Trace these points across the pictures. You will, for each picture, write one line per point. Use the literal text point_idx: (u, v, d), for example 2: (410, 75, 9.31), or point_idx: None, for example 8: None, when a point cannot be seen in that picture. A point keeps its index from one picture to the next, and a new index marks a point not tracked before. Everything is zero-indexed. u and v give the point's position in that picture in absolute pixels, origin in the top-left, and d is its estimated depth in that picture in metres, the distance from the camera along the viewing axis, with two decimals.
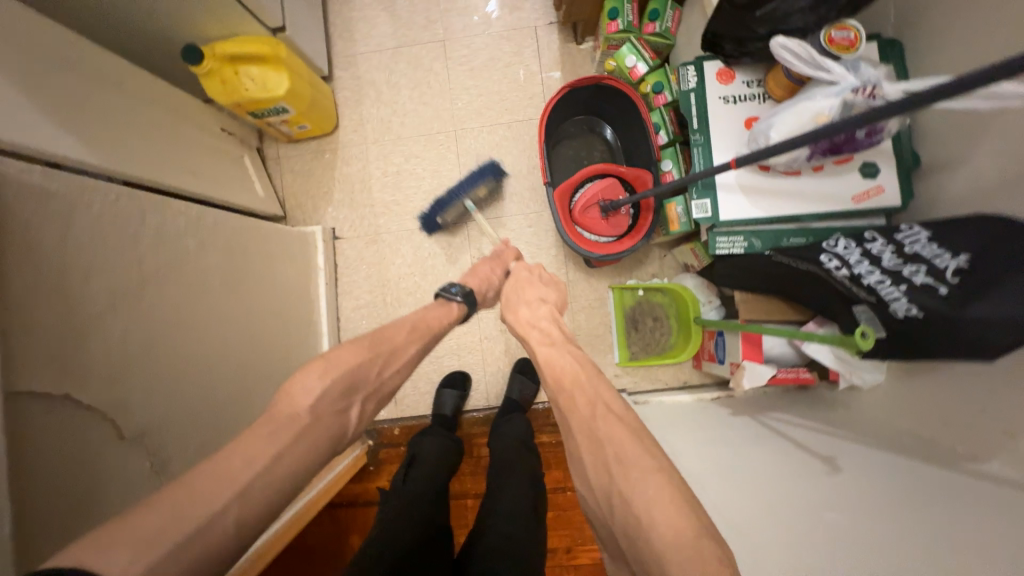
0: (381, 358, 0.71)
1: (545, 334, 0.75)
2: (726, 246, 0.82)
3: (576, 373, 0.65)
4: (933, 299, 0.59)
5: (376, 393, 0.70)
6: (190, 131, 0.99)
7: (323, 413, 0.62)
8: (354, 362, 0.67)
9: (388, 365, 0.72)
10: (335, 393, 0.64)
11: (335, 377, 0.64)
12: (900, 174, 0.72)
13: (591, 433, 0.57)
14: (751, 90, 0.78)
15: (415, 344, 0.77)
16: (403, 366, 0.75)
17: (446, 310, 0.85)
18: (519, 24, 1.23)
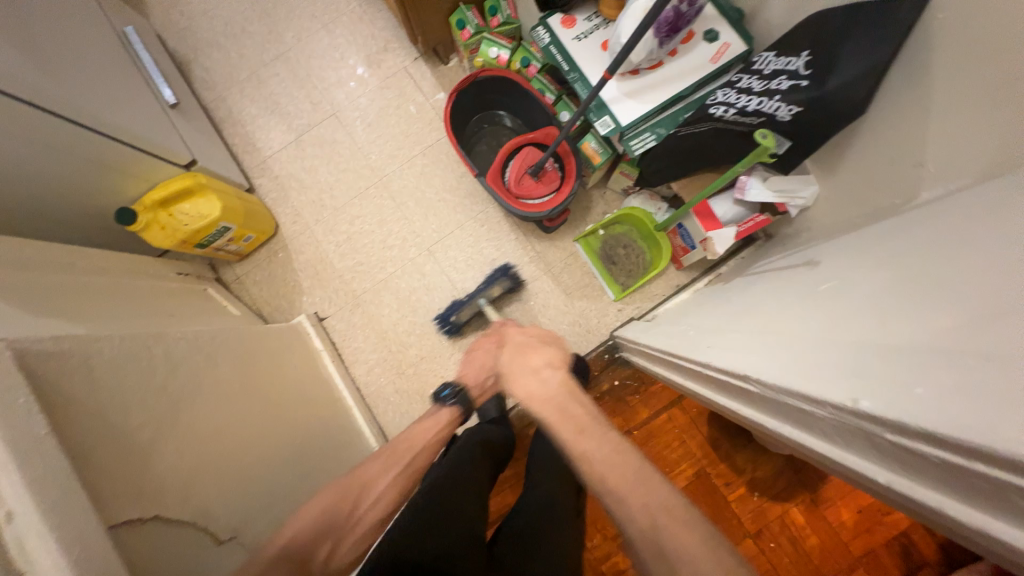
0: (351, 495, 0.70)
1: (563, 420, 0.62)
2: (640, 146, 0.93)
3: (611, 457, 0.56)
4: (802, 92, 0.71)
5: (349, 536, 0.67)
6: (151, 282, 1.05)
7: (293, 557, 0.61)
8: (325, 504, 0.67)
9: (360, 505, 0.70)
10: (306, 536, 0.63)
11: (305, 520, 0.64)
12: (734, 27, 0.87)
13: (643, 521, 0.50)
14: (593, 23, 0.92)
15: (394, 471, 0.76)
16: (384, 493, 0.74)
17: (437, 420, 0.87)
18: (391, 71, 1.37)
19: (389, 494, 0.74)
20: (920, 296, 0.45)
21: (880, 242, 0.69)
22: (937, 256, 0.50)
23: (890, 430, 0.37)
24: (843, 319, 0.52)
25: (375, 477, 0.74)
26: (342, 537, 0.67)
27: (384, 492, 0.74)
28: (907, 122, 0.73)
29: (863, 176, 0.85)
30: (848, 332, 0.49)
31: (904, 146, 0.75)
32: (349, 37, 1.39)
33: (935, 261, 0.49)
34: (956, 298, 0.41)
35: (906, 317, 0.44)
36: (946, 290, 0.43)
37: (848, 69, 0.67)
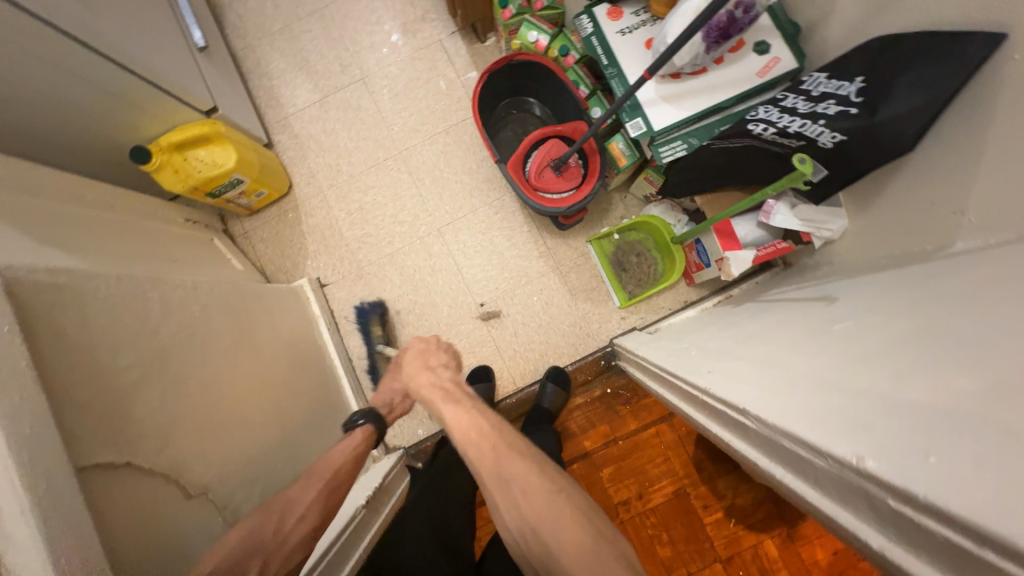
0: (263, 512, 0.67)
1: (446, 391, 0.72)
2: (669, 154, 0.89)
3: (476, 427, 0.64)
4: (850, 120, 0.67)
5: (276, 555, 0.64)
6: (158, 225, 1.04)
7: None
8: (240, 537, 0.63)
9: (285, 525, 0.67)
10: (226, 564, 0.59)
11: (223, 552, 0.60)
12: (787, 42, 0.82)
13: (500, 482, 0.58)
14: (640, 18, 0.88)
15: (314, 489, 0.73)
16: (306, 510, 0.70)
17: (349, 441, 0.83)
18: (425, 43, 1.34)
19: (314, 510, 0.71)
20: (945, 352, 0.43)
21: (905, 288, 0.66)
22: (967, 312, 0.46)
23: (896, 497, 0.35)
24: (855, 364, 0.49)
25: (295, 498, 0.70)
26: (268, 558, 0.64)
27: (306, 509, 0.70)
28: (955, 166, 0.69)
29: (899, 217, 0.81)
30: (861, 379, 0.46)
31: (948, 192, 0.71)
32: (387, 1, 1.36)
33: (964, 317, 0.46)
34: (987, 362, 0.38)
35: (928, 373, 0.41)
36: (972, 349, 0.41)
37: (904, 102, 0.63)
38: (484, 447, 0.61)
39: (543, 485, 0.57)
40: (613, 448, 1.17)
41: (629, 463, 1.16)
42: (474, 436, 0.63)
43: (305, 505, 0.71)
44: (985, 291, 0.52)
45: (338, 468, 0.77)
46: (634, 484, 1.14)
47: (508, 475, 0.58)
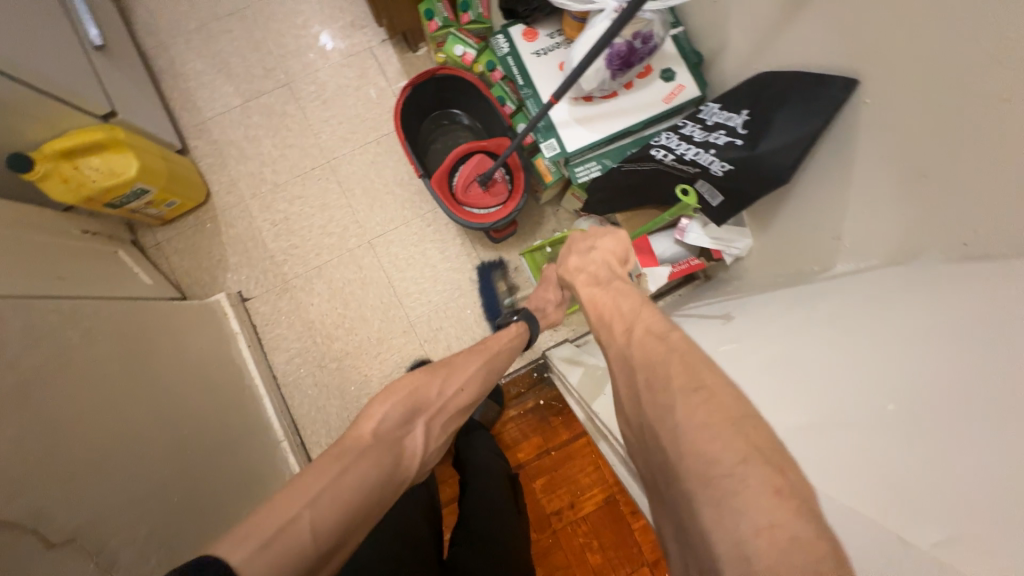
0: (436, 375, 0.65)
1: (592, 276, 0.69)
2: (585, 174, 0.91)
3: (620, 308, 0.59)
4: (735, 151, 0.73)
5: (438, 417, 0.63)
6: (47, 238, 0.96)
7: (388, 435, 0.56)
8: (411, 384, 0.62)
9: (445, 392, 0.64)
10: (397, 416, 0.58)
11: (395, 403, 0.59)
12: (690, 70, 0.86)
13: (626, 364, 0.51)
14: (555, 40, 0.89)
15: (475, 363, 0.70)
16: (465, 383, 0.67)
17: (509, 331, 0.79)
18: (355, 50, 1.30)
19: (471, 385, 0.68)
20: (799, 408, 0.52)
21: (789, 308, 0.71)
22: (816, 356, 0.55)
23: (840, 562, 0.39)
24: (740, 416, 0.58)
25: (460, 369, 0.68)
26: (431, 419, 0.62)
27: (463, 381, 0.67)
28: (829, 195, 0.75)
29: (789, 239, 0.87)
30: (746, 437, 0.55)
31: (826, 219, 0.77)
32: (314, 5, 1.31)
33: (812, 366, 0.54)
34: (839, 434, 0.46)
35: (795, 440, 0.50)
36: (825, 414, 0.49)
37: (780, 137, 0.69)
38: (617, 325, 0.56)
39: (681, 373, 0.45)
40: (544, 459, 1.17)
41: (559, 473, 1.15)
42: (612, 313, 0.59)
43: (466, 377, 0.68)
44: (842, 319, 0.57)
45: (499, 349, 0.75)
46: (565, 494, 1.13)
47: (643, 356, 0.49)
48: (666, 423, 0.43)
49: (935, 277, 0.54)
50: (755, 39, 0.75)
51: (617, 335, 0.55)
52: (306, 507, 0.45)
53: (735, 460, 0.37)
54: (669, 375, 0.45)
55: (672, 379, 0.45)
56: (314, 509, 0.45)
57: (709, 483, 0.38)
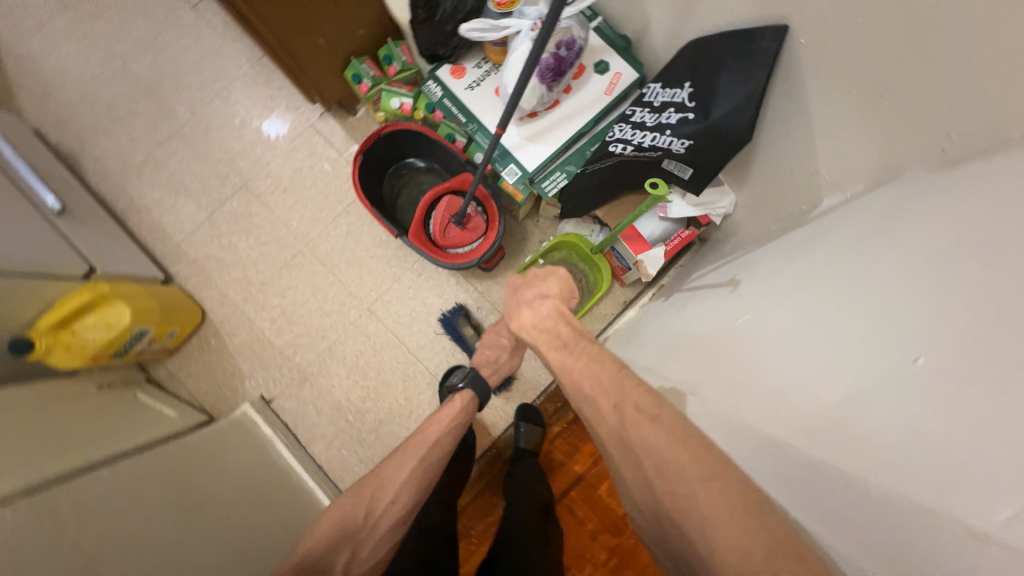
0: (363, 493, 0.67)
1: (552, 335, 0.67)
2: (552, 186, 0.91)
3: (600, 379, 0.61)
4: (690, 125, 0.73)
5: (372, 536, 0.65)
6: (71, 405, 0.97)
7: (313, 562, 0.61)
8: (339, 506, 0.66)
9: (375, 508, 0.67)
10: (323, 544, 0.63)
11: (322, 533, 0.64)
12: (622, 56, 0.85)
13: (626, 446, 0.56)
14: (483, 69, 0.89)
15: (408, 467, 0.71)
16: (400, 490, 0.69)
17: (451, 408, 0.80)
18: (298, 131, 1.31)
19: (408, 490, 0.69)
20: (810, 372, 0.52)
21: (791, 259, 0.70)
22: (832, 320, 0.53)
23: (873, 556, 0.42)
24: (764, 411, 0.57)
25: (390, 478, 0.69)
26: (364, 541, 0.65)
27: (396, 492, 0.69)
28: (794, 138, 0.74)
29: (770, 186, 0.86)
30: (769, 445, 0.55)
31: (799, 160, 0.76)
32: (246, 101, 1.32)
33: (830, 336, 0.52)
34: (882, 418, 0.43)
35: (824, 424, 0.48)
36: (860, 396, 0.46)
37: (729, 100, 0.69)
38: (602, 401, 0.59)
39: (692, 464, 0.51)
40: (602, 464, 1.15)
41: None
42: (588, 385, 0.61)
43: (398, 486, 0.69)
44: (848, 261, 0.56)
45: (438, 435, 0.76)
46: None
47: (641, 441, 0.54)
48: (691, 513, 0.49)
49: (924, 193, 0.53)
50: (675, 12, 0.75)
51: (607, 413, 0.59)
52: None
53: (760, 547, 0.45)
54: (681, 469, 0.51)
55: (678, 472, 0.51)
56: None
57: (745, 567, 0.45)
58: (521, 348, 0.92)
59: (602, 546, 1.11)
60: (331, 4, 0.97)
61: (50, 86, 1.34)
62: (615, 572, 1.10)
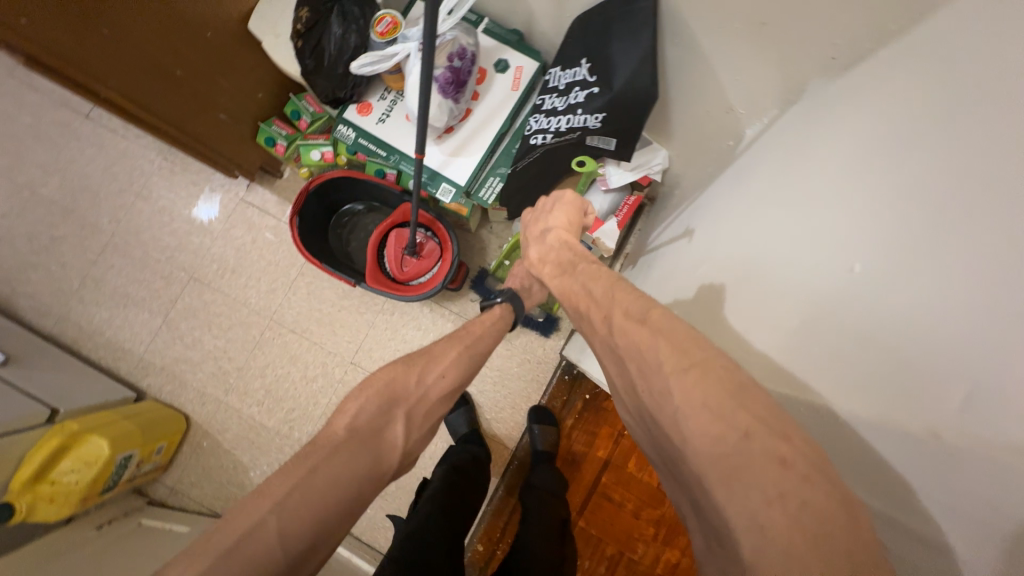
0: (416, 363, 0.60)
1: (557, 263, 0.67)
2: (490, 192, 0.90)
3: (594, 292, 0.59)
4: (598, 99, 0.74)
5: (420, 408, 0.59)
6: (72, 554, 0.92)
7: (363, 430, 0.53)
8: (387, 376, 0.58)
9: (426, 380, 0.60)
10: (373, 409, 0.55)
11: (369, 396, 0.56)
12: (518, 50, 0.86)
13: (615, 350, 0.52)
14: (388, 99, 0.88)
15: (457, 348, 0.64)
16: (448, 370, 0.62)
17: (492, 314, 0.73)
18: (229, 208, 1.27)
19: (455, 372, 0.62)
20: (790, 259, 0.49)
21: (733, 198, 0.71)
22: (819, 209, 0.48)
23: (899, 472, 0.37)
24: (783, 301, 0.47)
25: (442, 355, 0.63)
26: (412, 411, 0.58)
27: (446, 368, 0.62)
28: (702, 82, 0.75)
29: (696, 133, 0.87)
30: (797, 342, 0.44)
31: (713, 101, 0.77)
32: (169, 193, 1.27)
33: (835, 208, 0.45)
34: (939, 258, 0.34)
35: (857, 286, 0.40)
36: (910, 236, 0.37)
37: (626, 66, 0.70)
38: (595, 313, 0.57)
39: (671, 355, 0.45)
40: (623, 441, 1.15)
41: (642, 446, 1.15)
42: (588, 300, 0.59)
43: (449, 363, 0.62)
44: (789, 183, 0.56)
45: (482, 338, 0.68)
46: None
47: (626, 342, 0.50)
48: (666, 407, 0.44)
49: (846, 101, 0.53)
50: None
51: (598, 321, 0.56)
52: (271, 511, 0.45)
53: (737, 432, 0.38)
54: (659, 359, 0.46)
55: (654, 361, 0.46)
56: (279, 516, 0.45)
57: (714, 453, 0.39)
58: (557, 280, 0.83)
59: (648, 521, 1.11)
60: (222, 78, 0.95)
61: None
62: (668, 540, 1.11)
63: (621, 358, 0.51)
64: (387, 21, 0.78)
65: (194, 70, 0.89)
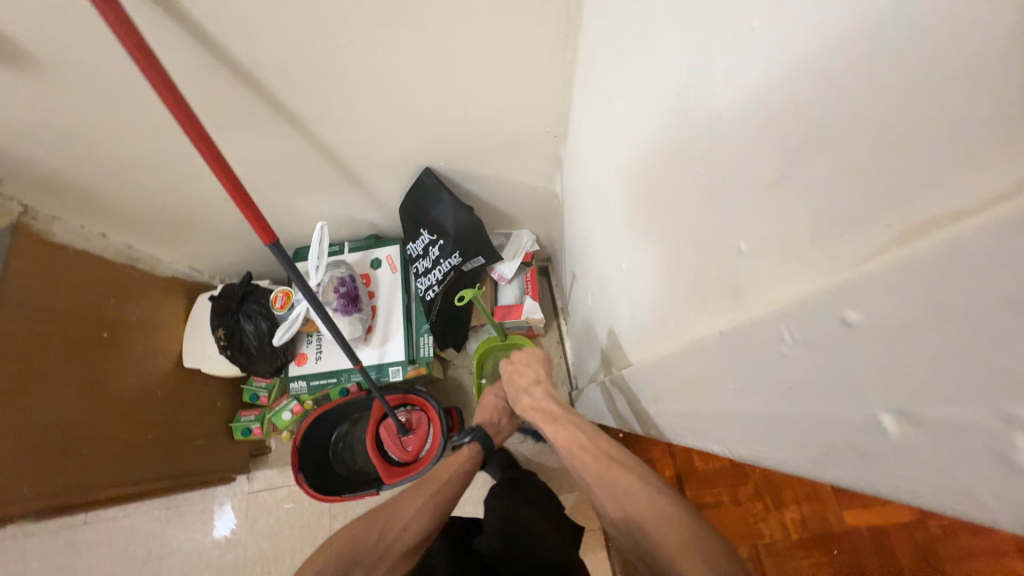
0: (379, 517, 0.70)
1: (546, 412, 0.77)
2: (427, 348, 1.06)
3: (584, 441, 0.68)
4: (447, 245, 0.95)
5: (379, 567, 0.66)
6: None
7: None
8: (350, 534, 0.68)
9: (389, 534, 0.69)
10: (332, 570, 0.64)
11: (327, 559, 0.65)
12: (379, 248, 1.08)
13: (609, 486, 0.59)
14: (313, 340, 1.04)
15: (423, 497, 0.75)
16: (410, 521, 0.71)
17: (460, 455, 0.85)
18: (242, 506, 1.33)
19: (417, 522, 0.71)
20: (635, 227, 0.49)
21: (581, 245, 0.87)
22: (607, 229, 0.64)
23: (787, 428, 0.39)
24: (624, 306, 0.60)
25: (407, 506, 0.72)
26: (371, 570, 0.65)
27: (409, 519, 0.71)
28: (506, 185, 0.99)
29: (532, 209, 1.10)
30: (639, 354, 0.55)
31: (523, 188, 1.00)
32: (186, 533, 1.32)
33: (609, 224, 0.62)
34: (639, 239, 0.48)
35: (633, 275, 0.54)
36: (628, 228, 0.52)
37: (448, 216, 0.93)
38: (588, 458, 0.65)
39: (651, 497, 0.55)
40: (676, 450, 1.22)
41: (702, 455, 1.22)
42: (579, 450, 0.67)
43: (411, 513, 0.72)
44: (592, 215, 0.73)
45: (444, 482, 0.78)
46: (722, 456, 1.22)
47: (619, 484, 0.58)
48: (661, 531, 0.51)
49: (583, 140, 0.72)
50: (378, 205, 0.99)
51: (592, 464, 0.64)
52: None
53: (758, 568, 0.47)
54: (647, 503, 0.54)
55: (648, 501, 0.55)
56: None
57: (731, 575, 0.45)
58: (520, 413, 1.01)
59: (751, 500, 1.19)
60: (182, 415, 1.09)
61: None
62: (777, 505, 1.19)
63: (616, 493, 0.58)
64: (280, 296, 0.97)
65: (159, 426, 1.02)
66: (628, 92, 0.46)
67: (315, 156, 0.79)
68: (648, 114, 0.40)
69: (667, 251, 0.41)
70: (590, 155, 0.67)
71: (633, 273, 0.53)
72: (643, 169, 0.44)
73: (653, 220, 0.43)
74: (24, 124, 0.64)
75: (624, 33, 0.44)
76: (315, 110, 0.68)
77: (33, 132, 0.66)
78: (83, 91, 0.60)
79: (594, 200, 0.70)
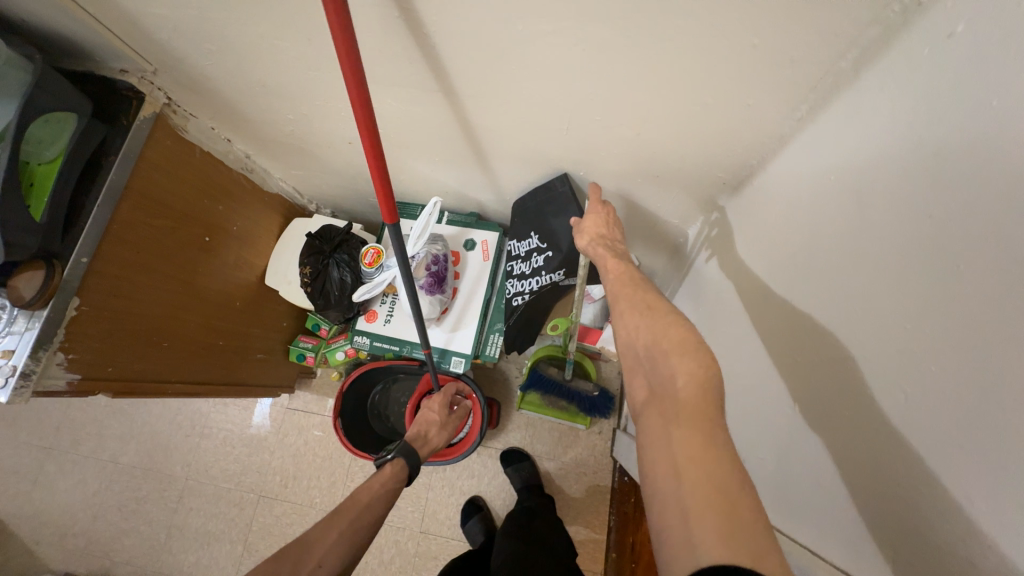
0: (290, 551, 0.65)
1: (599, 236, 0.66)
2: (493, 347, 1.01)
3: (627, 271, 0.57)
4: (555, 259, 0.86)
5: None
6: None
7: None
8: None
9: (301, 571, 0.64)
10: None
11: None
12: (478, 230, 1.01)
13: (640, 310, 0.50)
14: (387, 302, 1.02)
15: (338, 528, 0.71)
16: (325, 554, 0.67)
17: (382, 475, 0.83)
18: (278, 419, 1.41)
19: (333, 555, 0.67)
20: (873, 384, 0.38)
21: (716, 313, 0.74)
22: (790, 338, 0.51)
23: None
24: (802, 442, 0.48)
25: (322, 540, 0.69)
26: None
27: (323, 554, 0.67)
28: (638, 210, 0.88)
29: (651, 240, 0.99)
30: (840, 524, 0.42)
31: (654, 218, 0.89)
32: (226, 424, 1.42)
33: (799, 338, 0.49)
34: (894, 407, 0.35)
35: (842, 426, 0.41)
36: (860, 377, 0.39)
37: (567, 230, 0.83)
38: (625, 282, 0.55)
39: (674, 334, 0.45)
40: None
41: None
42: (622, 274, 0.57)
43: (326, 548, 0.68)
44: (758, 301, 0.60)
45: (365, 506, 0.75)
46: None
47: (646, 318, 0.49)
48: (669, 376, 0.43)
49: (771, 208, 0.59)
50: (495, 190, 0.92)
51: (629, 289, 0.54)
52: None
53: None
54: (669, 337, 0.45)
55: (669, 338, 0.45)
56: None
57: None
58: (449, 424, 1.04)
59: None
60: (251, 328, 1.13)
61: (62, 528, 1.42)
62: None
63: (642, 317, 0.49)
64: (371, 253, 0.94)
65: (228, 334, 1.05)
66: (953, 216, 0.32)
67: (455, 131, 0.72)
68: (1017, 282, 0.27)
69: (990, 481, 0.27)
70: (789, 233, 0.54)
71: (847, 428, 0.41)
72: (958, 337, 0.30)
73: (966, 419, 0.29)
74: (188, 25, 0.61)
75: (978, 142, 0.30)
76: (479, 88, 0.60)
77: (195, 34, 0.63)
78: (252, 9, 0.56)
79: (764, 284, 0.58)
